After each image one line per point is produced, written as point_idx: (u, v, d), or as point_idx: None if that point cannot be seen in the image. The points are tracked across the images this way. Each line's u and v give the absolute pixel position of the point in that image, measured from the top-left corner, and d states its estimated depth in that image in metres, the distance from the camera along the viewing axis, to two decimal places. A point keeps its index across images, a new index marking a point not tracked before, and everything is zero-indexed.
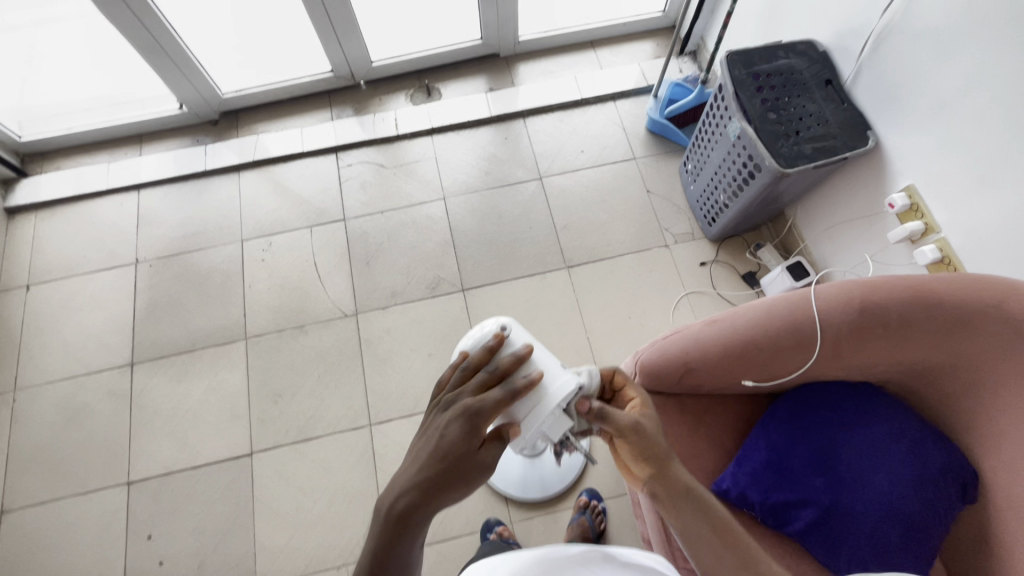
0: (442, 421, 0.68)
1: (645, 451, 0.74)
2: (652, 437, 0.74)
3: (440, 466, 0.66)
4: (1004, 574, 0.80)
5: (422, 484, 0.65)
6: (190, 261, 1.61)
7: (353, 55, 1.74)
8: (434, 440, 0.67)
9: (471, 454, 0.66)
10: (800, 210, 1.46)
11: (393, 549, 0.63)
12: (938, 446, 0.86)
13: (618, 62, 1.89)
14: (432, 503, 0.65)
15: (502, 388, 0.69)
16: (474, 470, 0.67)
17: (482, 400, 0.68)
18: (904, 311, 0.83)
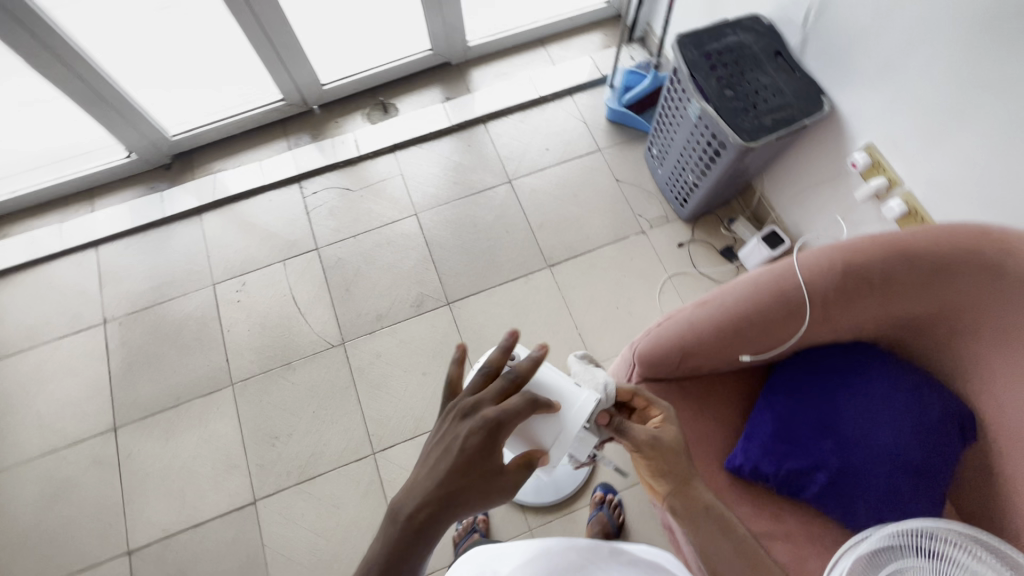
0: (462, 429, 0.62)
1: (666, 464, 0.78)
2: (673, 450, 0.78)
3: (460, 475, 0.59)
4: (1012, 504, 0.83)
5: (440, 496, 0.58)
6: (162, 313, 1.55)
7: (303, 81, 1.71)
8: (453, 448, 0.61)
9: (494, 464, 0.61)
10: (767, 181, 1.49)
11: (405, 555, 0.55)
12: (933, 393, 0.89)
13: (569, 56, 1.90)
14: (450, 514, 0.58)
15: (528, 395, 0.66)
16: (497, 483, 0.61)
17: (508, 407, 0.64)
18: (885, 267, 0.86)
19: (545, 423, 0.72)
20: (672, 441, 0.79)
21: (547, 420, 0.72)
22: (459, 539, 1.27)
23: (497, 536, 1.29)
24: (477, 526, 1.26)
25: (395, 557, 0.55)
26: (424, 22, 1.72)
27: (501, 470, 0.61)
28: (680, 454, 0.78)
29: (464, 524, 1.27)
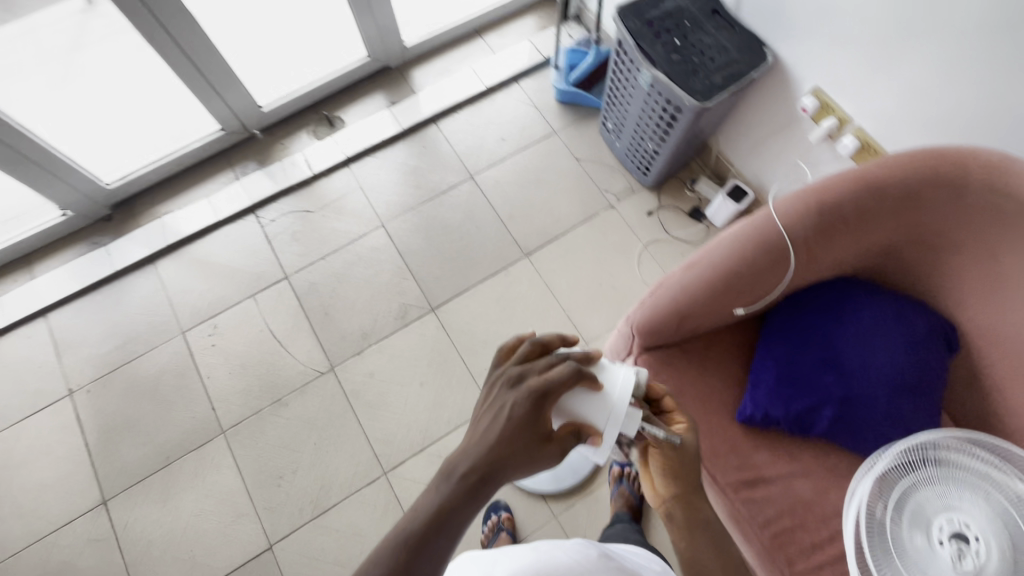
0: (509, 398, 0.62)
1: (677, 470, 0.78)
2: (687, 460, 0.77)
3: (507, 444, 0.59)
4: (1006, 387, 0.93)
5: (488, 463, 0.58)
6: (133, 372, 1.47)
7: (240, 107, 1.63)
8: (500, 417, 0.61)
9: (538, 434, 0.61)
10: (722, 138, 1.53)
11: (456, 513, 0.56)
12: (915, 309, 0.96)
13: (508, 43, 1.89)
14: (497, 479, 0.59)
15: (574, 367, 0.63)
16: (541, 453, 0.61)
17: (553, 379, 0.62)
18: (856, 201, 0.92)
19: (591, 400, 0.66)
20: (689, 451, 0.77)
21: (594, 396, 0.67)
22: (487, 541, 1.26)
23: (524, 530, 1.29)
24: (503, 525, 1.26)
25: (447, 513, 0.56)
26: (356, 27, 1.67)
27: (544, 440, 0.61)
28: (692, 465, 0.77)
29: (489, 524, 1.27)
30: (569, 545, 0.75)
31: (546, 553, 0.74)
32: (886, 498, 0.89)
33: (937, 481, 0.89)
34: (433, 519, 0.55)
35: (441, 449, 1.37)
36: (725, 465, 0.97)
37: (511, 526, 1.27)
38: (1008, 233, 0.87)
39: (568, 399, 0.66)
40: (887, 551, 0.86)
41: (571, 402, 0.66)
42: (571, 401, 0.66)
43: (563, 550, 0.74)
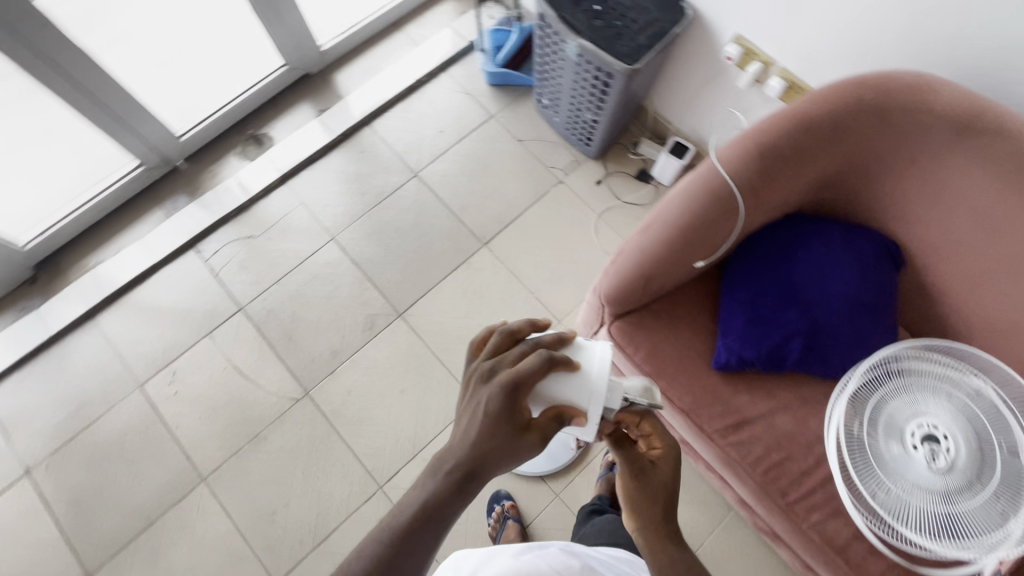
0: (482, 394, 0.60)
1: (644, 500, 0.71)
2: (657, 490, 0.71)
3: (486, 440, 0.58)
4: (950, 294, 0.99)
5: (470, 461, 0.58)
6: (93, 436, 1.38)
7: (157, 139, 1.53)
8: (475, 414, 0.60)
9: (516, 427, 0.59)
10: (656, 97, 1.55)
11: (443, 509, 0.56)
12: (861, 235, 1.02)
13: (429, 32, 1.84)
14: (481, 475, 0.59)
15: (544, 354, 0.62)
16: (522, 445, 0.60)
17: (524, 369, 0.60)
18: (793, 141, 0.95)
19: (570, 381, 0.65)
20: (659, 479, 0.72)
21: (574, 377, 0.65)
22: (494, 532, 1.26)
23: (528, 514, 1.29)
24: (508, 513, 1.26)
25: (432, 511, 0.56)
26: (267, 37, 1.59)
27: (524, 432, 0.60)
28: (661, 496, 0.71)
29: (494, 514, 1.27)
30: (552, 554, 0.73)
31: (527, 563, 0.71)
32: (862, 416, 0.94)
33: (903, 390, 0.95)
34: (419, 514, 0.56)
35: (433, 452, 1.36)
36: (709, 413, 1.00)
37: (516, 513, 1.27)
38: (934, 149, 0.92)
39: (547, 385, 0.64)
40: (870, 466, 0.91)
41: (551, 387, 0.64)
42: (550, 386, 0.65)
43: (545, 561, 0.71)
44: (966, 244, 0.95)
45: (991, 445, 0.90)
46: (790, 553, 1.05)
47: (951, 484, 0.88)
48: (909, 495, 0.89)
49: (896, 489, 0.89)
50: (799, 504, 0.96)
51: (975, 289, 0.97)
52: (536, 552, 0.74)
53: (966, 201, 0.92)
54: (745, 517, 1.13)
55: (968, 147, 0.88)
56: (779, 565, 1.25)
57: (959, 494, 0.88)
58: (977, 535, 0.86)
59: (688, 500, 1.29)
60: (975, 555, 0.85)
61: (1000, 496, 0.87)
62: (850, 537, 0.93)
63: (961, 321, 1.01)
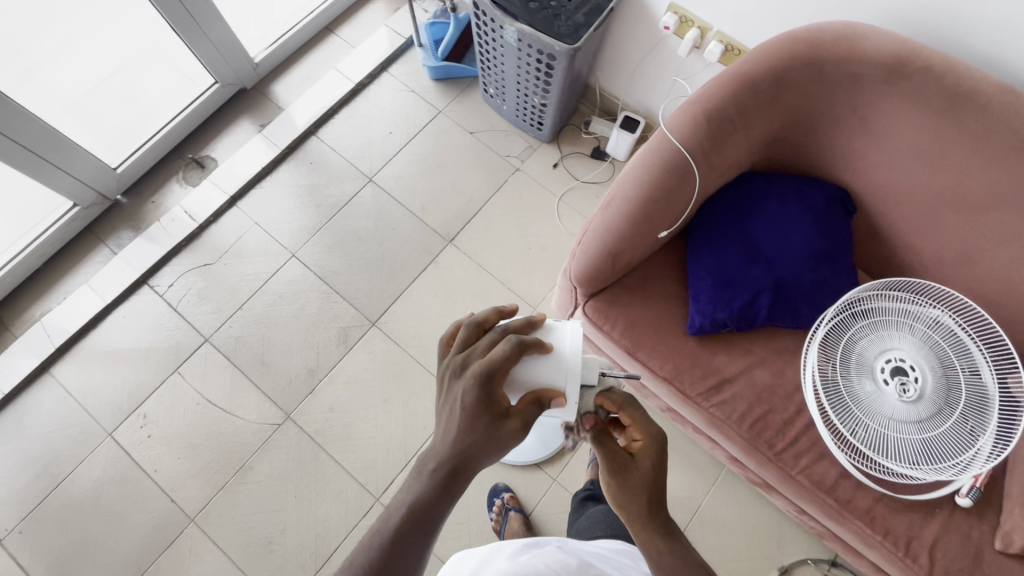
0: (457, 389, 0.60)
1: (627, 497, 0.65)
2: (640, 485, 0.65)
3: (468, 435, 0.58)
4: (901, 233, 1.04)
5: (454, 458, 0.57)
6: (66, 494, 1.31)
7: (90, 176, 1.45)
8: (453, 410, 0.59)
9: (494, 417, 0.59)
10: (601, 74, 1.55)
11: (432, 508, 0.56)
12: (812, 186, 1.05)
13: (364, 33, 1.80)
14: (467, 469, 0.58)
15: (513, 340, 0.61)
16: (504, 434, 0.59)
17: (495, 358, 0.60)
18: (738, 102, 0.97)
19: (544, 363, 0.65)
20: (641, 471, 0.66)
21: (548, 358, 0.65)
22: (497, 527, 1.26)
23: (528, 502, 1.30)
24: (509, 505, 1.26)
25: (421, 511, 0.55)
26: (193, 55, 1.52)
27: (504, 421, 0.59)
28: (646, 491, 0.65)
29: (496, 509, 1.26)
30: (551, 552, 0.64)
31: (524, 565, 0.62)
32: (834, 359, 0.98)
33: (868, 329, 0.99)
34: (409, 517, 0.55)
35: None
36: (691, 378, 1.02)
37: (516, 503, 1.27)
38: (869, 94, 0.94)
39: (522, 369, 0.64)
40: (847, 406, 0.95)
41: (526, 371, 0.64)
42: (525, 369, 0.64)
43: (543, 562, 0.62)
44: (909, 182, 0.99)
45: (954, 370, 0.95)
46: (784, 501, 1.09)
47: (923, 413, 0.93)
48: (886, 427, 0.93)
49: (873, 425, 0.93)
50: (787, 453, 0.99)
51: (922, 224, 1.01)
52: (532, 552, 0.65)
53: (904, 142, 0.96)
54: (737, 473, 1.17)
55: (900, 89, 0.92)
56: (776, 514, 1.29)
57: (931, 420, 0.93)
58: (952, 456, 0.91)
59: (682, 465, 1.31)
60: (952, 475, 0.89)
61: (968, 417, 0.92)
62: (837, 476, 0.96)
63: (914, 256, 1.06)
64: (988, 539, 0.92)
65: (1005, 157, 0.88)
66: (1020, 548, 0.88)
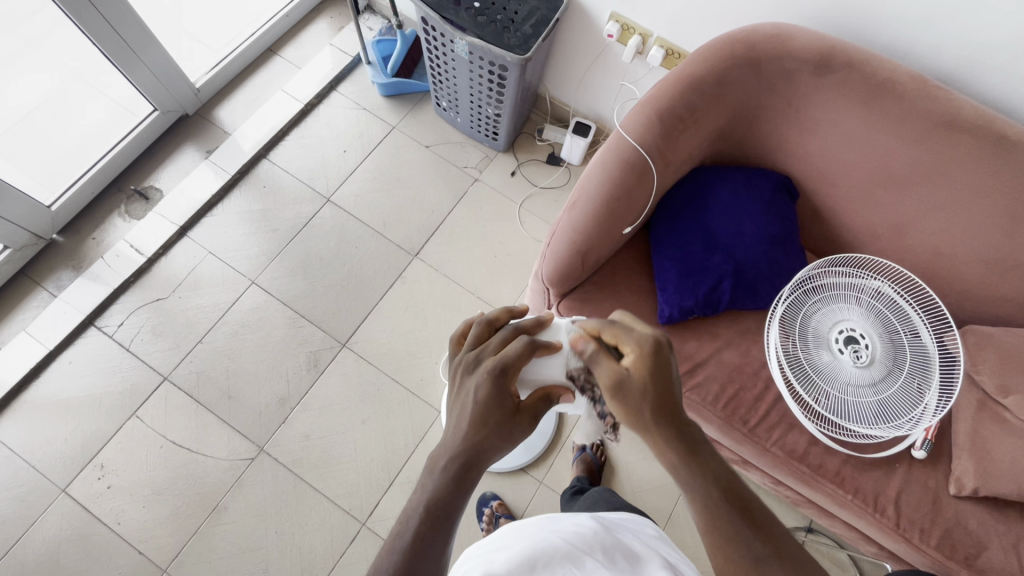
0: (471, 384, 0.62)
1: (631, 409, 0.64)
2: (638, 397, 0.63)
3: (481, 429, 0.59)
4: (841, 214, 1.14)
5: (466, 452, 0.58)
6: (17, 561, 1.20)
7: (21, 216, 1.35)
8: (466, 404, 0.60)
9: (506, 412, 0.60)
10: (549, 83, 1.61)
11: (451, 504, 0.55)
12: (759, 176, 1.13)
13: (309, 53, 1.78)
14: (479, 463, 0.59)
15: (526, 339, 0.63)
16: (515, 426, 0.61)
17: (508, 353, 0.62)
18: (686, 101, 1.03)
19: (551, 362, 0.72)
20: (637, 385, 0.63)
21: (557, 356, 0.71)
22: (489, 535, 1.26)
23: (517, 507, 1.30)
24: (499, 512, 1.26)
25: (439, 509, 0.55)
26: (128, 82, 1.45)
27: (514, 417, 0.61)
28: (647, 402, 0.63)
29: (486, 518, 1.25)
30: (565, 526, 0.63)
31: (539, 539, 0.61)
32: (792, 335, 1.05)
33: (821, 303, 1.06)
34: (426, 515, 0.54)
35: (410, 474, 1.32)
36: None
37: (506, 510, 1.27)
38: (802, 87, 1.03)
39: (534, 367, 0.71)
40: (809, 377, 1.02)
41: (538, 369, 0.71)
42: (535, 367, 0.71)
43: (561, 535, 0.61)
44: (843, 165, 1.08)
45: (898, 334, 1.03)
46: (760, 474, 1.15)
47: (875, 376, 1.01)
48: (845, 393, 1.00)
49: (834, 392, 1.00)
50: (760, 427, 1.04)
51: (857, 204, 1.11)
52: (548, 527, 0.65)
53: (836, 129, 1.05)
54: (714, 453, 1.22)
55: (828, 81, 1.00)
56: (753, 489, 1.35)
57: (883, 382, 1.00)
58: (906, 413, 0.98)
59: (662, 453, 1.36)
60: (907, 430, 0.97)
61: (915, 376, 1.00)
62: (807, 444, 1.03)
63: (853, 233, 1.15)
64: (942, 486, 1.00)
65: (923, 137, 0.98)
66: (971, 490, 0.97)
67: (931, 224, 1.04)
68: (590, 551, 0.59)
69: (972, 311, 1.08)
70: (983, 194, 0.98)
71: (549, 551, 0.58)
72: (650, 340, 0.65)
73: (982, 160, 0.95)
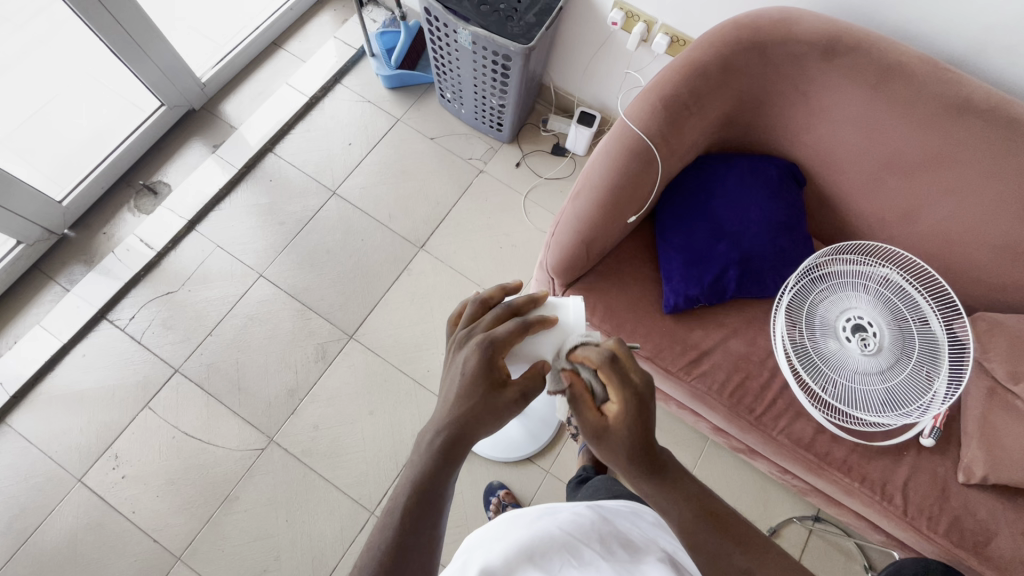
0: (460, 356, 0.61)
1: (611, 456, 0.63)
2: (618, 451, 0.62)
3: (468, 402, 0.58)
4: (849, 201, 1.13)
5: (454, 425, 0.57)
6: (35, 550, 1.22)
7: (34, 212, 1.37)
8: (455, 376, 0.59)
9: (492, 385, 0.58)
10: (554, 72, 1.60)
11: (438, 479, 0.56)
12: (765, 163, 1.12)
13: (313, 46, 1.78)
14: (467, 438, 0.58)
15: (518, 318, 0.63)
16: (503, 403, 0.58)
17: (499, 331, 0.61)
18: (691, 87, 1.02)
19: (547, 338, 0.69)
20: (618, 441, 0.61)
21: (549, 333, 0.70)
22: None
23: (523, 495, 1.31)
24: (505, 501, 1.26)
25: (427, 485, 0.55)
26: (136, 78, 1.47)
27: (500, 390, 0.58)
28: (629, 453, 0.61)
29: (493, 506, 1.26)
30: (563, 516, 0.65)
31: (537, 531, 0.63)
32: (799, 323, 1.04)
33: (828, 292, 1.06)
34: (417, 491, 0.55)
35: None
36: (670, 353, 1.07)
37: (513, 499, 1.28)
38: (809, 72, 1.02)
39: (527, 346, 0.68)
40: (816, 365, 1.01)
41: (531, 347, 0.68)
42: (530, 344, 0.68)
43: (559, 525, 0.63)
44: (851, 151, 1.07)
45: (907, 322, 1.03)
46: (767, 462, 1.15)
47: (883, 364, 1.00)
48: (852, 381, 1.00)
49: (841, 379, 1.00)
50: (766, 416, 1.04)
51: (866, 191, 1.10)
52: (548, 517, 0.67)
53: (844, 114, 1.03)
54: (721, 442, 1.23)
55: (836, 66, 0.99)
56: (760, 479, 1.35)
57: (891, 370, 1.00)
58: (914, 400, 0.98)
59: (668, 441, 1.36)
60: (916, 418, 0.96)
61: (923, 363, 1.00)
62: (813, 432, 1.03)
63: (861, 220, 1.14)
64: (951, 474, 1.00)
65: (932, 122, 0.97)
66: (980, 478, 0.96)
67: (942, 210, 1.03)
68: (587, 541, 0.61)
69: (983, 298, 1.07)
70: (994, 179, 0.96)
71: (547, 544, 0.60)
72: (638, 395, 0.61)
73: (994, 144, 0.94)
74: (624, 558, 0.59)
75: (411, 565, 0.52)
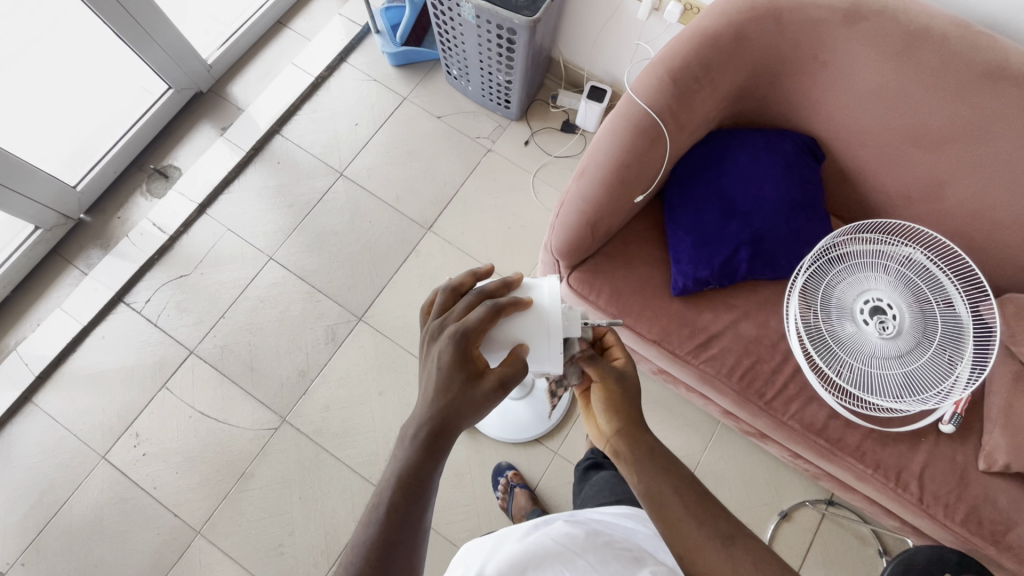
0: (435, 350, 0.59)
1: (620, 402, 0.71)
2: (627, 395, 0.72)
3: (446, 396, 0.56)
4: (872, 178, 1.07)
5: (436, 417, 0.56)
6: (66, 520, 1.28)
7: (50, 197, 1.40)
8: (431, 371, 0.58)
9: (468, 376, 0.57)
10: (563, 45, 1.55)
11: (423, 474, 0.56)
12: (782, 138, 1.07)
13: (319, 25, 1.75)
14: (450, 429, 0.57)
15: (489, 303, 0.60)
16: (482, 394, 0.57)
17: (471, 318, 0.58)
18: (703, 59, 0.97)
19: (525, 323, 0.63)
20: (628, 384, 0.72)
21: (528, 316, 0.63)
22: (506, 504, 1.25)
23: (529, 475, 1.32)
24: (513, 482, 1.27)
25: (412, 479, 0.55)
26: (141, 60, 1.46)
27: (478, 381, 0.57)
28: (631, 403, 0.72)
29: (501, 487, 1.27)
30: (556, 528, 0.69)
31: (531, 545, 0.66)
32: (814, 306, 1.00)
33: (845, 273, 1.01)
34: (400, 487, 0.55)
35: None
36: (678, 337, 1.04)
37: (521, 480, 1.28)
38: (829, 40, 0.96)
39: (501, 330, 0.62)
40: (831, 349, 0.97)
41: (509, 332, 0.62)
42: (506, 329, 0.62)
43: (552, 537, 0.67)
44: (874, 124, 1.01)
45: (929, 303, 0.98)
46: (778, 447, 1.13)
47: (903, 347, 0.95)
48: (869, 365, 0.96)
49: (857, 363, 0.96)
50: (777, 401, 1.02)
51: (889, 166, 1.04)
52: (540, 531, 0.70)
53: (867, 85, 0.97)
54: (731, 426, 1.21)
55: (858, 32, 0.93)
56: (773, 463, 1.32)
57: (911, 354, 0.96)
58: (934, 386, 0.94)
59: (678, 425, 1.35)
60: (935, 404, 0.92)
61: (946, 347, 0.95)
62: (825, 419, 1.00)
63: (883, 196, 1.08)
64: (971, 462, 0.96)
65: (963, 90, 0.90)
66: (1002, 466, 0.92)
67: (971, 185, 0.97)
68: (580, 552, 0.64)
69: (1014, 278, 1.01)
70: None
71: (541, 557, 0.64)
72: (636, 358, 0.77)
73: None
74: (617, 568, 0.62)
75: (397, 557, 0.53)
